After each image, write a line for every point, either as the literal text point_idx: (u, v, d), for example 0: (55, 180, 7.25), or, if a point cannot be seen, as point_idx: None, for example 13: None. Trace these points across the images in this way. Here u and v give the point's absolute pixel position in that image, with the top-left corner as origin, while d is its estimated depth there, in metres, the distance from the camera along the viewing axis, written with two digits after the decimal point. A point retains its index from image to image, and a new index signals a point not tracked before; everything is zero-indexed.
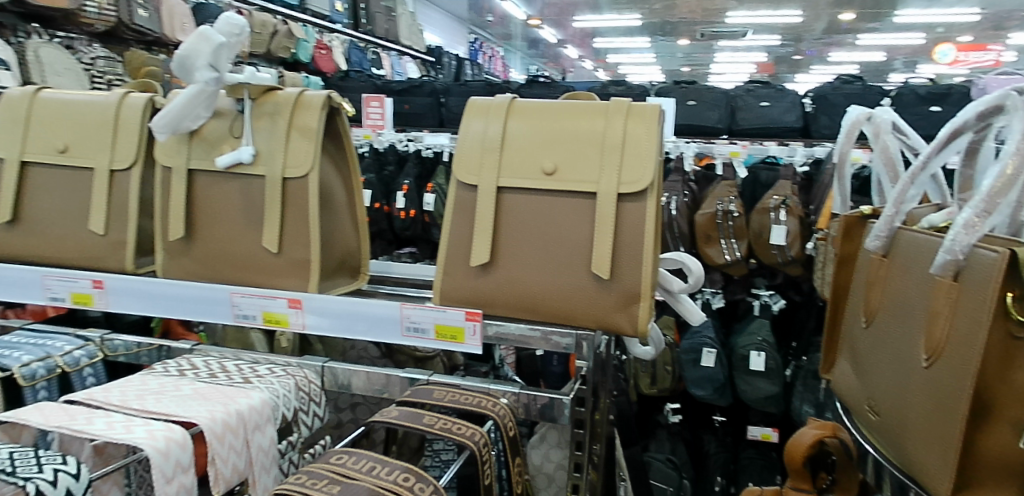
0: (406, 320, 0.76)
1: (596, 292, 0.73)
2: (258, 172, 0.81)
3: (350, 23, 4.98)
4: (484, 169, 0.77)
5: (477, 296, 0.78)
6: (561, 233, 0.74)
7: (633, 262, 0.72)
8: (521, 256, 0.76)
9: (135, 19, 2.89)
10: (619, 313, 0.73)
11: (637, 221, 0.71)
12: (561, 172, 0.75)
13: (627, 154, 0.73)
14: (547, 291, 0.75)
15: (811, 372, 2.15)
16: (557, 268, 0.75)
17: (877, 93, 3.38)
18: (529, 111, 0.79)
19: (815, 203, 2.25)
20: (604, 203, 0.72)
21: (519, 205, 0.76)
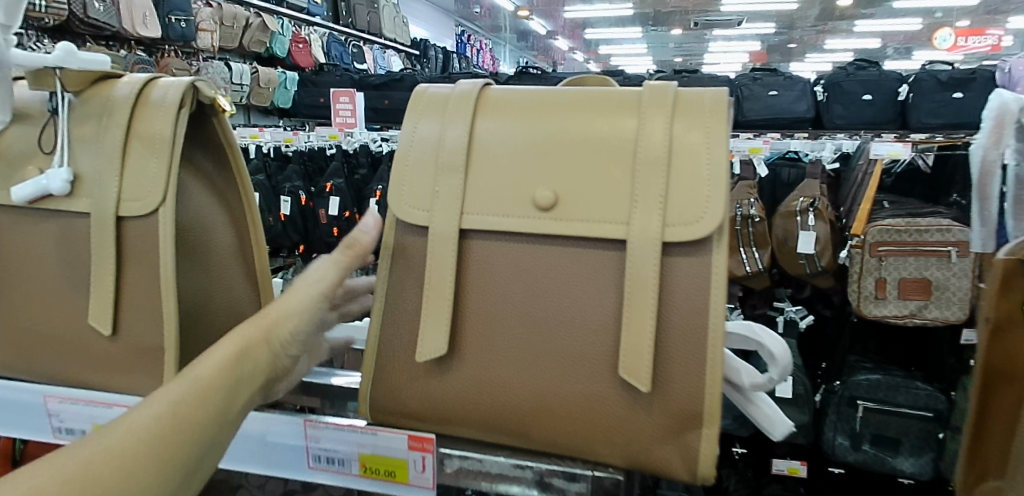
0: (313, 447, 0.49)
1: (625, 408, 0.44)
2: (82, 207, 0.51)
3: (329, 16, 4.63)
4: (439, 199, 0.48)
5: (429, 406, 0.48)
6: (563, 311, 0.45)
7: (688, 357, 0.43)
8: (500, 346, 0.47)
9: (89, 12, 2.59)
10: (665, 443, 0.44)
11: (694, 295, 0.43)
12: (565, 207, 0.45)
13: (675, 178, 0.44)
14: (544, 404, 0.46)
15: (847, 398, 1.81)
16: (558, 368, 0.45)
17: (895, 79, 3.02)
18: (511, 104, 0.50)
19: (846, 205, 1.96)
20: (640, 263, 0.43)
21: (495, 260, 0.47)
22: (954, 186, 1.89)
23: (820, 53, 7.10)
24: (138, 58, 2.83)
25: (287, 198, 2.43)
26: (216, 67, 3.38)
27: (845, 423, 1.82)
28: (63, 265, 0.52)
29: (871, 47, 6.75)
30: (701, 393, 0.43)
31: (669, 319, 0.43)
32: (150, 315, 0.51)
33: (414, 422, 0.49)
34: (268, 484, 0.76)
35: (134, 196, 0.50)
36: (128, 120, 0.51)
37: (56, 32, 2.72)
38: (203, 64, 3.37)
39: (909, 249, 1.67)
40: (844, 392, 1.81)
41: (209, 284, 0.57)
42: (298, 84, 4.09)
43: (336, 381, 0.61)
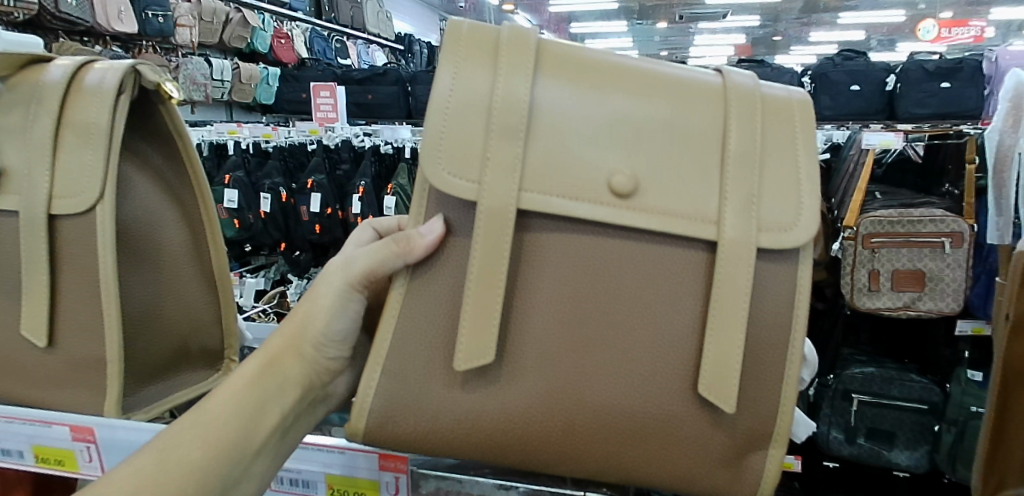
0: (276, 469, 0.46)
1: (705, 428, 0.41)
2: (5, 204, 0.46)
3: (312, 10, 4.53)
4: (489, 166, 0.40)
5: (460, 428, 0.42)
6: (639, 315, 0.41)
7: (764, 374, 0.42)
8: (559, 357, 0.41)
9: (61, 6, 2.48)
10: (724, 464, 0.42)
11: (783, 312, 0.41)
12: (644, 196, 0.41)
13: (768, 180, 0.42)
14: (615, 424, 0.41)
15: (840, 392, 1.76)
16: (633, 382, 0.41)
17: (882, 70, 2.99)
18: (569, 62, 0.43)
19: (837, 196, 1.93)
20: (735, 265, 0.40)
21: (558, 255, 0.41)
22: (947, 177, 1.87)
23: (804, 45, 7.08)
24: (114, 54, 2.72)
25: (267, 195, 2.36)
26: (195, 64, 3.27)
27: (839, 417, 1.77)
28: None
29: (853, 39, 6.74)
30: (773, 413, 0.42)
31: (753, 333, 0.41)
32: (88, 326, 0.45)
33: (434, 445, 0.42)
34: None
35: (71, 192, 0.44)
36: (60, 111, 0.45)
37: (26, 26, 2.61)
38: (182, 60, 3.25)
39: (901, 240, 1.64)
40: (838, 386, 1.76)
41: (167, 292, 0.52)
42: (279, 80, 4.00)
43: None
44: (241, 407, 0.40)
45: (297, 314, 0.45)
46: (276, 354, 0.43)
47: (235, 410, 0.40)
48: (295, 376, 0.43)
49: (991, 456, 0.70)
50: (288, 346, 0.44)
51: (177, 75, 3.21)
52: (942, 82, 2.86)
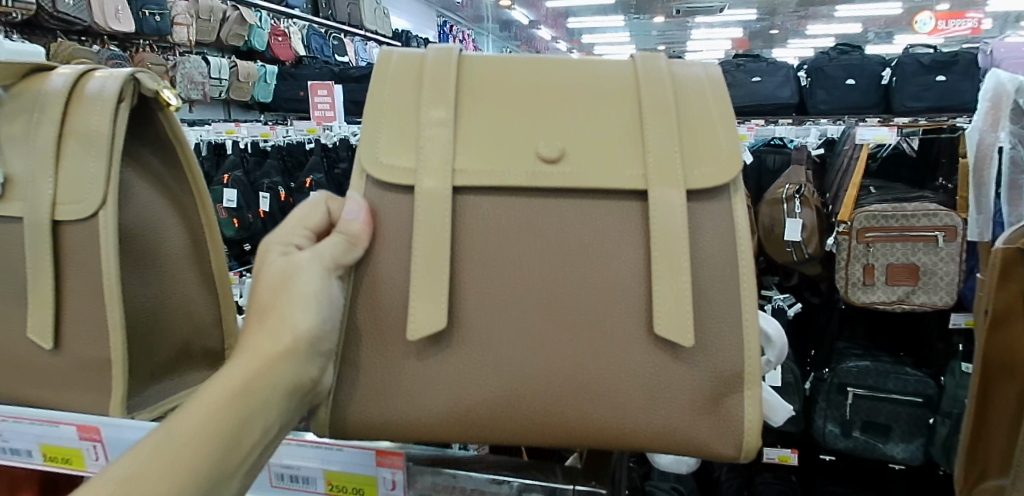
0: (275, 465, 0.46)
1: (668, 374, 0.44)
2: (11, 211, 0.47)
3: (309, 8, 4.52)
4: (425, 153, 0.45)
5: (420, 411, 0.44)
6: (580, 274, 0.44)
7: (721, 318, 0.44)
8: (508, 320, 0.44)
9: (60, 6, 2.48)
10: (701, 413, 0.44)
11: (723, 264, 0.44)
12: (569, 162, 0.45)
13: (694, 139, 0.46)
14: (565, 377, 0.44)
15: (836, 386, 1.78)
16: (578, 343, 0.44)
17: (877, 63, 3.00)
18: (488, 71, 0.50)
19: (831, 190, 1.94)
20: (665, 210, 0.44)
21: (493, 226, 0.45)
22: (940, 171, 1.89)
23: (801, 39, 7.08)
24: (112, 53, 2.73)
25: (266, 195, 2.37)
26: (193, 62, 3.26)
27: (834, 410, 1.80)
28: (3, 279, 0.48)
29: (851, 34, 6.74)
30: (739, 352, 0.44)
31: (701, 275, 0.44)
32: (96, 330, 0.47)
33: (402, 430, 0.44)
34: None
35: (74, 198, 0.46)
36: (62, 117, 0.46)
37: (25, 28, 2.62)
38: (180, 59, 3.25)
39: (896, 235, 1.65)
40: (834, 380, 1.78)
41: (163, 288, 0.53)
42: (277, 78, 3.99)
43: None
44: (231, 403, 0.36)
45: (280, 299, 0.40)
46: (258, 360, 0.38)
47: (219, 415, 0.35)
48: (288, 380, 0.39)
49: (972, 447, 0.73)
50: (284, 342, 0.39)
51: (174, 74, 3.22)
52: (937, 76, 2.89)
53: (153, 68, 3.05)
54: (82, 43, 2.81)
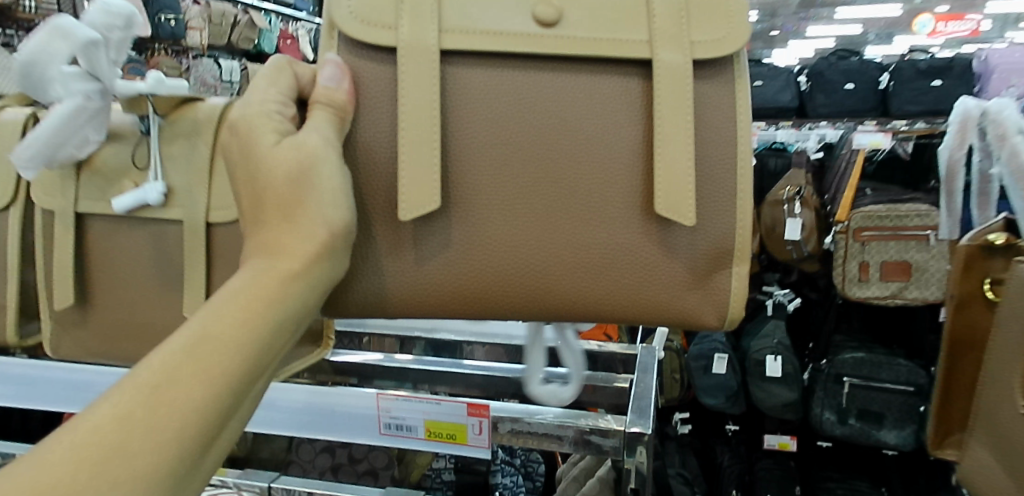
0: (385, 415, 0.58)
1: (665, 257, 0.52)
2: (172, 216, 0.59)
3: (315, 11, 4.55)
4: (405, 11, 0.50)
5: (437, 284, 0.52)
6: (581, 161, 0.51)
7: (714, 202, 0.52)
8: (514, 193, 0.51)
9: None
10: (692, 286, 0.53)
11: (714, 138, 0.52)
12: (568, 24, 0.50)
13: (693, 11, 0.51)
14: (572, 250, 0.51)
15: (833, 376, 1.90)
16: (585, 218, 0.51)
17: (875, 68, 3.04)
18: None
19: (830, 192, 2.06)
20: (667, 78, 0.50)
21: (488, 97, 0.50)
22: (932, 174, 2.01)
23: None
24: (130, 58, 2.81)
25: None
26: (205, 65, 3.39)
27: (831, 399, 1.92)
28: (161, 269, 0.60)
29: None
30: (731, 234, 0.52)
31: (700, 155, 0.52)
32: None
33: (418, 298, 0.52)
34: (319, 457, 0.90)
35: (223, 206, 0.58)
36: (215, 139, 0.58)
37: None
38: (192, 62, 3.38)
39: (890, 234, 1.78)
40: (831, 370, 1.90)
41: None
42: None
43: None
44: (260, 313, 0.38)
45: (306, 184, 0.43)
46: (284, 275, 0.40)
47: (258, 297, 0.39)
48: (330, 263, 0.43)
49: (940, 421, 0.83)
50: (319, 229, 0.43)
51: (188, 76, 3.33)
52: (933, 81, 2.92)
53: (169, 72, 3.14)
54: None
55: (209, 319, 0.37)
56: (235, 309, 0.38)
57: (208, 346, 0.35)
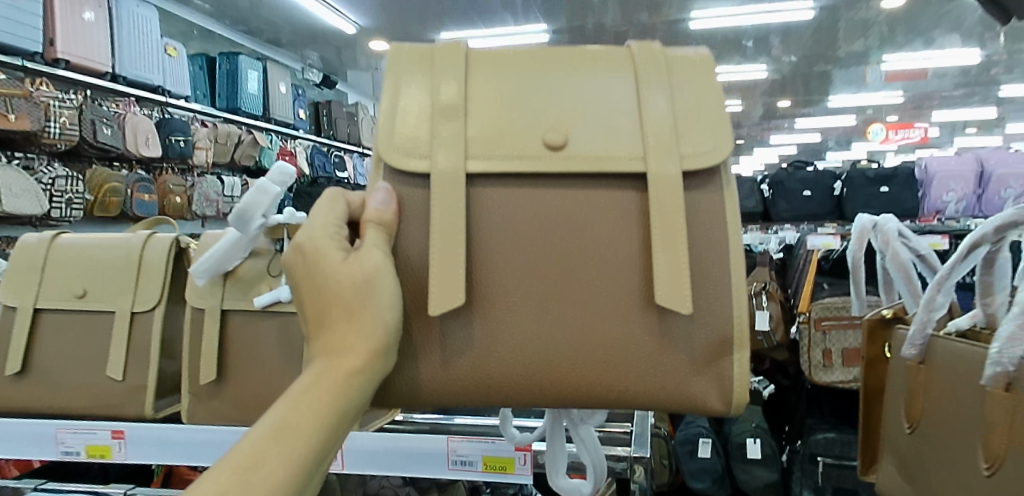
0: (452, 453, 0.76)
1: (663, 346, 0.51)
2: (297, 308, 0.82)
3: (312, 129, 4.85)
4: (438, 140, 0.52)
5: (459, 378, 0.51)
6: (586, 253, 0.52)
7: (711, 289, 0.52)
8: (520, 291, 0.51)
9: (98, 137, 2.60)
10: (700, 372, 0.52)
11: (712, 238, 0.53)
12: (575, 146, 0.53)
13: (683, 125, 0.54)
14: (577, 344, 0.51)
15: (808, 456, 2.07)
16: (590, 313, 0.51)
17: (830, 178, 3.19)
18: (493, 60, 0.57)
19: (792, 287, 2.33)
20: (664, 189, 0.51)
21: (501, 207, 0.52)
22: None
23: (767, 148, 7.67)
24: (139, 177, 2.87)
25: None
26: (210, 182, 3.34)
27: (808, 478, 2.08)
28: (287, 350, 0.82)
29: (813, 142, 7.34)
30: (729, 320, 0.52)
31: (694, 253, 0.52)
32: None
33: (441, 393, 0.51)
34: None
35: None
36: None
37: (66, 155, 2.74)
38: (197, 179, 3.33)
39: (847, 323, 2.02)
40: (806, 450, 2.07)
41: None
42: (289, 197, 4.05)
43: (460, 421, 0.89)
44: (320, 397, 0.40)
45: (363, 302, 0.43)
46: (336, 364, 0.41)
47: (321, 405, 0.39)
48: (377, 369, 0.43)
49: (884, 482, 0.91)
50: (369, 332, 0.43)
51: (191, 193, 3.27)
52: (882, 187, 3.18)
53: (174, 189, 3.11)
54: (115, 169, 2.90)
55: (273, 428, 0.38)
56: (298, 418, 0.39)
57: (270, 447, 0.37)
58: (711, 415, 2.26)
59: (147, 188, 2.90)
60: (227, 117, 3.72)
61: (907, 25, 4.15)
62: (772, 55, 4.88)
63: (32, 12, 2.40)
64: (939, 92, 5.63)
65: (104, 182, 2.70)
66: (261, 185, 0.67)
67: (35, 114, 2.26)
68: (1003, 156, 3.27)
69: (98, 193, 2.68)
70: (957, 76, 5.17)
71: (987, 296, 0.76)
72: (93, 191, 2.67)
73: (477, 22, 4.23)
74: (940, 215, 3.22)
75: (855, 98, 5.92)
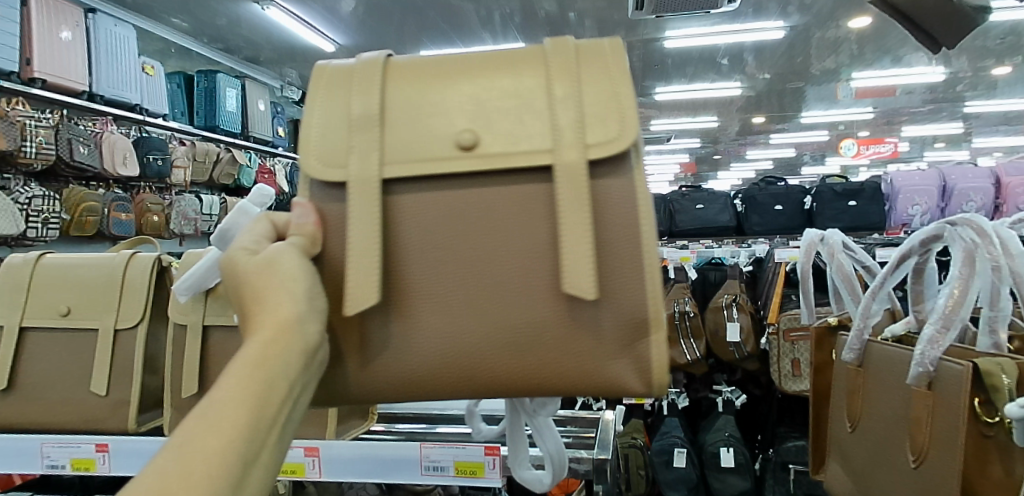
0: (426, 459, 0.80)
1: (574, 330, 0.51)
2: None
3: (292, 147, 4.86)
4: (354, 154, 0.52)
5: (384, 374, 0.52)
6: (497, 248, 0.51)
7: (625, 273, 0.51)
8: (434, 285, 0.51)
9: (76, 156, 2.59)
10: (617, 355, 0.51)
11: (624, 226, 0.51)
12: (485, 145, 0.52)
13: (592, 111, 0.52)
14: (491, 333, 0.51)
15: (780, 464, 2.12)
16: (501, 304, 0.51)
17: (800, 192, 3.24)
18: (413, 64, 0.56)
19: (762, 299, 2.39)
20: (568, 183, 0.50)
21: (417, 211, 0.52)
22: None
23: (743, 163, 7.84)
24: (115, 196, 2.86)
25: None
26: (188, 200, 3.34)
27: (780, 486, 2.13)
28: None
29: (788, 157, 7.53)
30: (643, 303, 0.51)
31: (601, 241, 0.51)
32: None
33: (372, 389, 0.52)
34: None
35: None
36: None
37: (40, 175, 2.73)
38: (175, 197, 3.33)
39: None
40: (778, 459, 2.13)
41: None
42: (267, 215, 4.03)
43: (438, 429, 0.93)
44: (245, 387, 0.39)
45: (275, 286, 0.45)
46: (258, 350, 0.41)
47: (255, 383, 0.39)
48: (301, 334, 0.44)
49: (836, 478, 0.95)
50: (286, 313, 0.44)
51: (169, 212, 3.26)
52: (850, 200, 3.18)
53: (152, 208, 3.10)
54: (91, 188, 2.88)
55: (210, 414, 0.37)
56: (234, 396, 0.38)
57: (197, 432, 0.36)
58: (685, 425, 2.31)
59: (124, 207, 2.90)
60: (205, 135, 3.72)
61: (875, 44, 4.29)
62: (747, 73, 5.02)
63: (7, 30, 2.42)
64: (906, 108, 5.82)
65: (80, 202, 2.69)
66: (241, 205, 0.70)
67: (11, 134, 2.27)
68: (963, 170, 3.39)
69: (74, 212, 2.66)
70: (923, 91, 5.35)
71: (918, 303, 0.84)
72: (70, 211, 2.67)
73: (457, 40, 4.30)
74: (907, 227, 3.30)
75: (827, 115, 6.09)
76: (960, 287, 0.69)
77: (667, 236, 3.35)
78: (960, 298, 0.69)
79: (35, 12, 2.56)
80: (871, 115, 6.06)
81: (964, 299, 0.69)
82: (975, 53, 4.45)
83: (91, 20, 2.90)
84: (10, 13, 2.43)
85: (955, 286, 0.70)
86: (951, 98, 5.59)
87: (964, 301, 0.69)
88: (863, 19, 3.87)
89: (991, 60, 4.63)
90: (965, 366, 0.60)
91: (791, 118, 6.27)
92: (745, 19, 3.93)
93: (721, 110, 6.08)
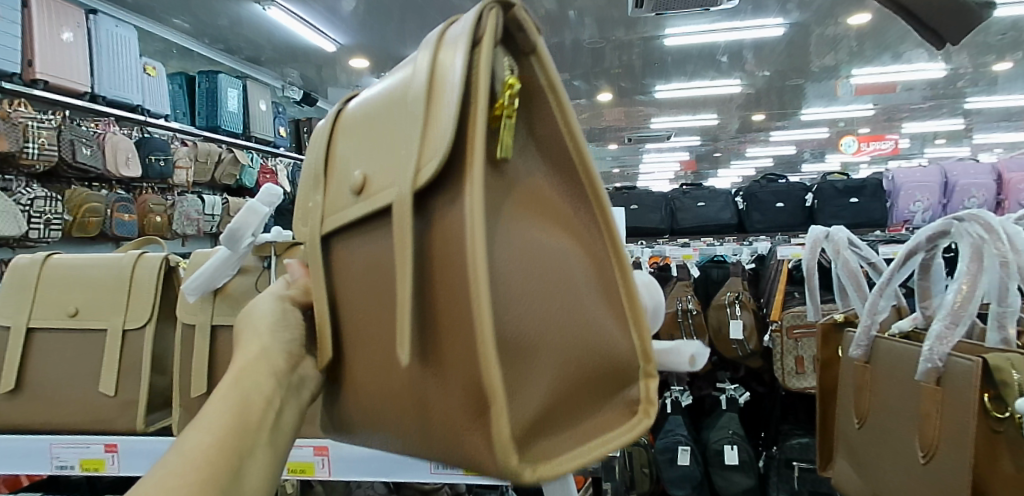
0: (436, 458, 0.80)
1: (423, 393, 0.37)
2: None
3: (292, 147, 4.85)
4: (313, 214, 0.47)
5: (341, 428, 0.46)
6: (370, 295, 0.41)
7: (456, 317, 0.34)
8: (346, 338, 0.43)
9: (78, 157, 2.59)
10: (473, 423, 0.35)
11: (452, 259, 0.35)
12: (375, 183, 0.40)
13: (436, 113, 0.37)
14: (373, 391, 0.41)
15: (784, 461, 2.13)
16: (374, 361, 0.40)
17: (801, 189, 3.23)
18: (366, 103, 0.47)
19: (765, 296, 2.39)
20: (401, 215, 0.36)
21: (341, 262, 0.43)
22: None
23: (744, 160, 7.84)
24: (119, 197, 2.86)
25: None
26: (190, 201, 3.34)
27: (784, 483, 2.14)
28: None
29: (789, 154, 7.53)
30: (473, 356, 0.34)
31: (435, 280, 0.36)
32: None
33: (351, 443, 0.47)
34: None
35: None
36: None
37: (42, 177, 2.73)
38: (177, 198, 3.33)
39: None
40: (782, 456, 2.13)
41: None
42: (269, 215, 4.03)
43: None
44: (228, 409, 0.42)
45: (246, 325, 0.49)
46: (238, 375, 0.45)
47: (229, 421, 0.42)
48: (265, 366, 0.46)
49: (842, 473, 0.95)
50: (254, 351, 0.47)
51: (171, 213, 3.27)
52: (852, 197, 3.18)
53: (154, 208, 3.10)
54: (93, 189, 2.88)
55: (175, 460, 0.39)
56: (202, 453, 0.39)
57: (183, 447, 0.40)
58: (688, 423, 2.32)
59: (126, 208, 2.90)
60: (206, 136, 3.71)
61: (875, 40, 4.29)
62: (746, 70, 5.01)
63: (8, 31, 2.42)
64: (906, 104, 5.81)
65: (83, 203, 2.69)
66: (251, 205, 0.70)
67: (14, 136, 2.27)
68: (964, 166, 3.38)
69: (76, 213, 2.66)
70: (924, 88, 5.34)
71: (925, 300, 0.85)
72: (72, 212, 2.67)
73: None
74: (909, 224, 3.29)
75: (827, 112, 6.08)
76: (969, 282, 0.69)
77: (669, 234, 3.34)
78: (969, 293, 0.69)
79: (36, 13, 2.55)
80: (872, 112, 6.04)
81: (973, 295, 0.69)
82: (976, 49, 4.44)
83: (92, 21, 2.89)
84: (12, 14, 2.43)
85: (963, 282, 0.70)
86: (952, 94, 5.57)
87: (972, 296, 0.69)
88: (863, 15, 3.86)
89: (992, 56, 4.63)
90: (975, 361, 0.61)
91: (791, 115, 6.25)
92: (745, 16, 3.92)
93: (721, 108, 6.07)
